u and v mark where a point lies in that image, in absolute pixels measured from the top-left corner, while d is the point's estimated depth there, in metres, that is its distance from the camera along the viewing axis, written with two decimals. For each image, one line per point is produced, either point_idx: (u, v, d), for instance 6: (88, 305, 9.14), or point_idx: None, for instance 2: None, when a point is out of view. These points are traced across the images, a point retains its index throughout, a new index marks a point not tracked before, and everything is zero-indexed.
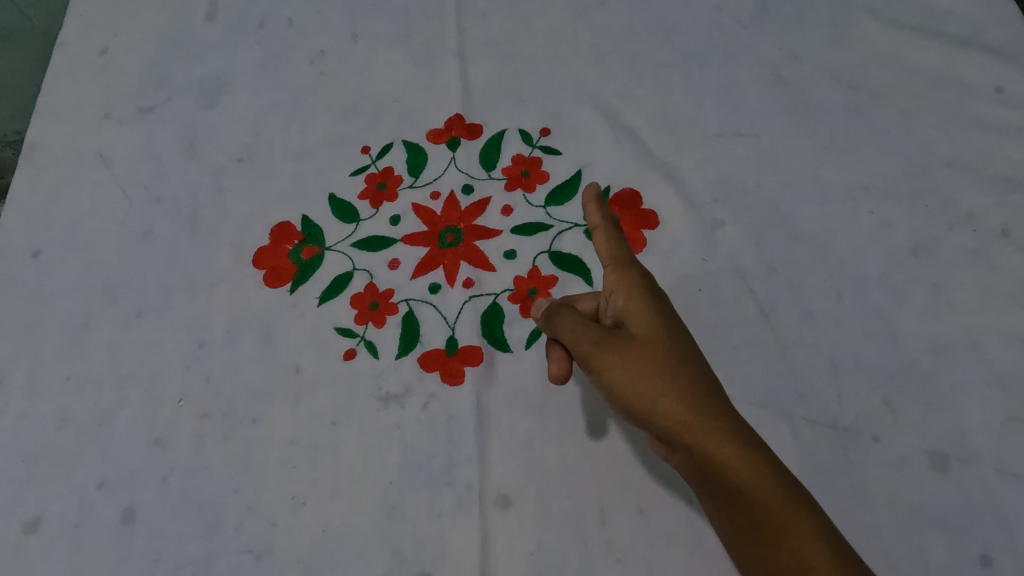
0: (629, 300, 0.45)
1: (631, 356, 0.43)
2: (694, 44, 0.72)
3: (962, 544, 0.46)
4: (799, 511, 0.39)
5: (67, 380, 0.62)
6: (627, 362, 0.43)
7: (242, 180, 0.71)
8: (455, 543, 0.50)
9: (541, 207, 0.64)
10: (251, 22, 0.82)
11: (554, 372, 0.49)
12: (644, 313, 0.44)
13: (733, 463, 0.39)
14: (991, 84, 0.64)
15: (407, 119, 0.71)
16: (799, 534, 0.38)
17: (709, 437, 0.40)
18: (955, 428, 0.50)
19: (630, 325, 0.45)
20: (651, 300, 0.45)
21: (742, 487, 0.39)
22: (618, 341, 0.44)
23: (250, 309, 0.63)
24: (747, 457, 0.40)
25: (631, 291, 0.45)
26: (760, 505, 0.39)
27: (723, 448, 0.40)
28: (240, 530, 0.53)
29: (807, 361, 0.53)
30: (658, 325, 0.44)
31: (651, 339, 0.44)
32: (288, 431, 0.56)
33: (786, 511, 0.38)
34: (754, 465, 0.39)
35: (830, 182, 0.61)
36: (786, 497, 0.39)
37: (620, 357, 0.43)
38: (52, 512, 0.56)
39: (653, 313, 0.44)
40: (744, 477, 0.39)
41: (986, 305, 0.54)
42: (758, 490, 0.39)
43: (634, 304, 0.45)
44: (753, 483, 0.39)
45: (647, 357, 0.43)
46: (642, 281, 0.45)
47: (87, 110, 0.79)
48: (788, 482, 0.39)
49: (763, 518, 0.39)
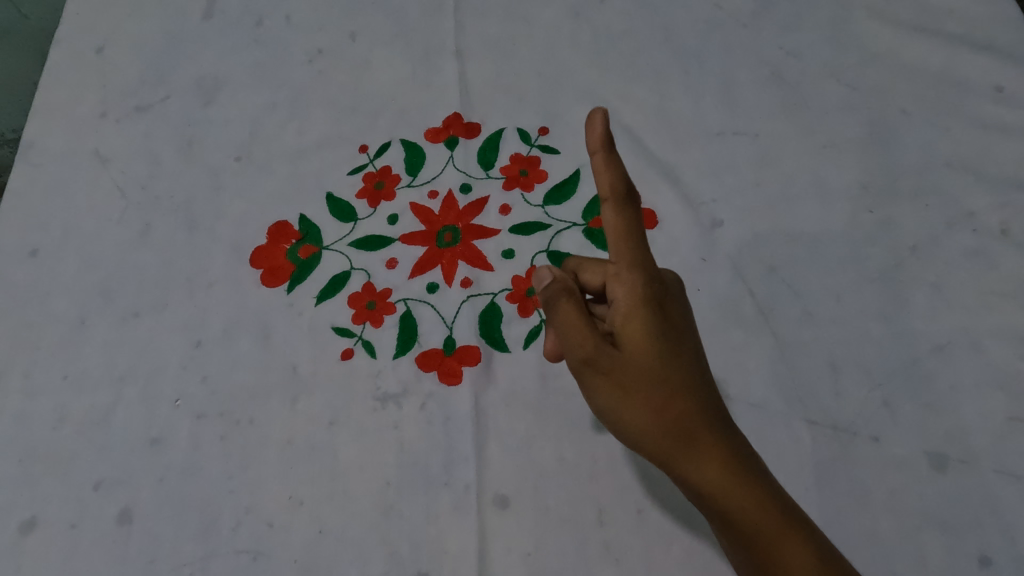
0: (628, 309, 0.40)
1: (623, 376, 0.40)
2: (694, 42, 0.71)
3: (962, 544, 0.46)
4: (795, 547, 0.38)
5: (63, 380, 0.61)
6: (618, 383, 0.41)
7: (239, 178, 0.70)
8: (453, 543, 0.50)
9: (540, 206, 0.64)
10: (249, 20, 0.82)
11: (549, 349, 0.48)
12: (641, 326, 0.40)
13: (725, 496, 0.39)
14: (990, 82, 0.64)
15: (405, 118, 0.71)
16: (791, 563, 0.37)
17: (701, 468, 0.39)
18: (955, 428, 0.49)
19: (624, 337, 0.41)
20: (653, 310, 0.40)
21: (733, 518, 0.39)
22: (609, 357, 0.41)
23: (247, 308, 0.62)
24: (739, 486, 0.39)
25: (630, 298, 0.40)
26: (752, 537, 0.38)
27: (716, 480, 0.39)
28: (237, 531, 0.53)
29: (807, 361, 0.53)
30: (656, 341, 0.40)
31: (647, 357, 0.40)
32: (285, 431, 0.56)
33: (779, 547, 0.38)
34: (747, 499, 0.38)
35: (829, 181, 0.61)
36: (779, 532, 0.38)
37: (611, 377, 0.41)
38: (48, 512, 0.55)
39: (652, 327, 0.40)
40: (737, 510, 0.39)
41: (986, 304, 0.54)
42: (751, 524, 0.38)
43: (632, 315, 0.40)
44: (745, 517, 0.38)
45: (641, 379, 0.40)
46: (644, 287, 0.40)
47: (84, 109, 0.78)
48: (784, 515, 0.38)
49: (755, 550, 0.38)
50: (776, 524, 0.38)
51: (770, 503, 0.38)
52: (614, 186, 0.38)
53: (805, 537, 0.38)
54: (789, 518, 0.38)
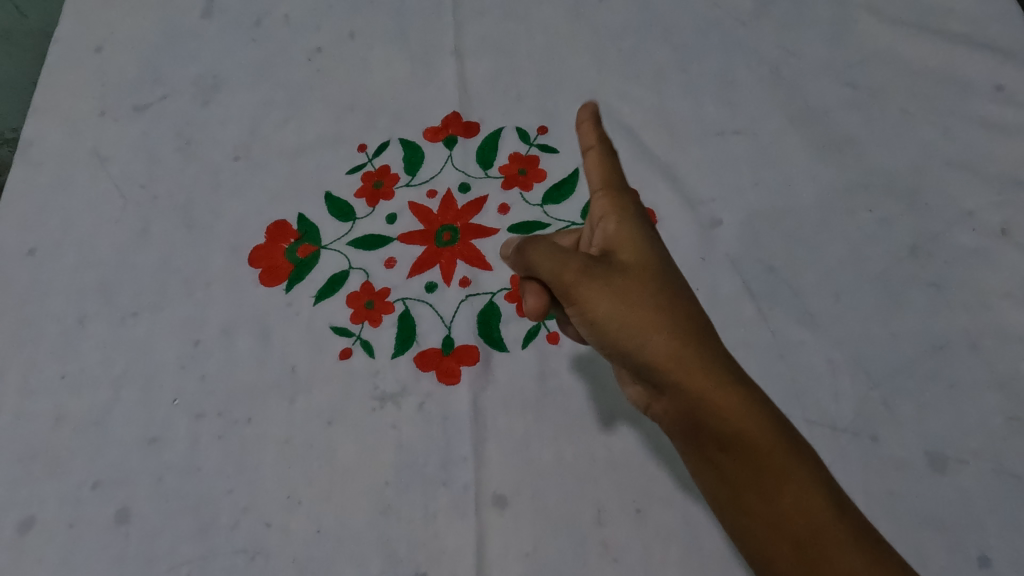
0: (619, 229, 0.45)
1: (621, 289, 0.43)
2: (693, 41, 0.71)
3: (961, 545, 0.46)
4: (797, 465, 0.40)
5: (61, 379, 0.61)
6: (616, 295, 0.42)
7: (238, 178, 0.70)
8: (451, 543, 0.50)
9: (538, 205, 0.63)
10: (248, 20, 0.82)
11: (532, 305, 0.48)
12: (633, 243, 0.45)
13: (727, 406, 0.41)
14: (991, 82, 0.64)
15: (404, 118, 0.71)
16: (795, 478, 0.40)
17: (706, 380, 0.41)
18: (954, 429, 0.49)
19: (618, 254, 0.45)
20: (640, 231, 0.45)
21: (737, 429, 0.40)
22: (605, 272, 0.43)
23: (246, 308, 0.62)
24: (740, 403, 0.41)
25: (622, 219, 0.45)
26: (754, 447, 0.40)
27: (720, 390, 0.41)
28: (235, 530, 0.52)
29: (806, 361, 0.53)
30: (647, 257, 0.44)
31: (641, 269, 0.44)
32: (283, 430, 0.56)
33: (779, 454, 0.40)
34: (749, 407, 0.41)
35: (829, 180, 0.61)
36: (779, 441, 0.40)
37: (609, 290, 0.43)
38: (46, 512, 0.55)
39: (642, 245, 0.45)
40: (740, 428, 0.40)
41: (986, 304, 0.53)
42: (753, 433, 0.40)
43: (623, 234, 0.45)
44: (748, 428, 0.40)
45: (638, 290, 0.43)
46: (632, 210, 0.46)
47: (82, 108, 0.78)
48: (782, 434, 0.41)
49: (758, 462, 0.40)
50: (775, 431, 0.41)
51: (767, 421, 0.41)
52: (600, 136, 0.45)
53: (803, 456, 0.41)
54: (785, 439, 0.41)
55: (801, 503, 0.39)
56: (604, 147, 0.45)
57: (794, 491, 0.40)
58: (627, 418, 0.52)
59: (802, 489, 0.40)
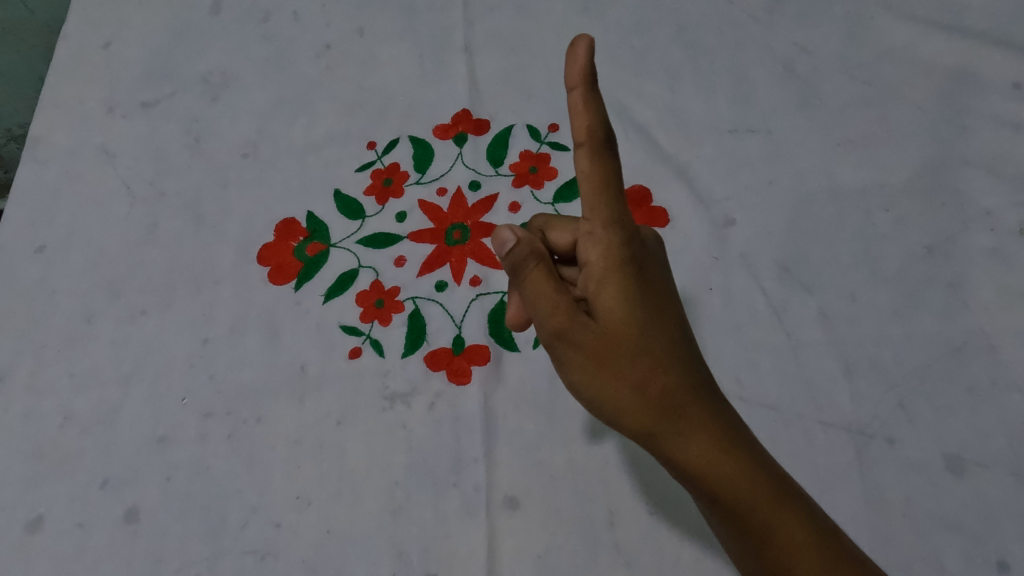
0: (603, 279, 0.41)
1: (599, 352, 0.41)
2: (706, 38, 0.70)
3: (979, 550, 0.45)
4: (792, 524, 0.39)
5: (69, 377, 0.61)
6: (594, 359, 0.41)
7: (247, 175, 0.70)
8: (461, 545, 0.49)
9: (550, 203, 0.63)
10: (256, 16, 0.81)
11: (512, 317, 0.49)
12: (616, 297, 0.40)
13: (713, 469, 0.40)
14: (1009, 79, 0.63)
15: (415, 115, 0.71)
16: (783, 538, 0.39)
17: (688, 442, 0.40)
18: (972, 431, 0.48)
19: (602, 298, 0.41)
20: (630, 277, 0.40)
21: (725, 492, 0.39)
22: (583, 331, 0.40)
23: (255, 307, 0.62)
24: (729, 463, 0.40)
25: (608, 255, 0.40)
26: (741, 509, 0.39)
27: (703, 452, 0.40)
28: (244, 530, 0.52)
29: (821, 361, 0.52)
30: (632, 312, 0.40)
31: (626, 321, 0.40)
32: (292, 429, 0.55)
33: (769, 520, 0.39)
34: (735, 472, 0.40)
35: (844, 180, 0.60)
36: (770, 500, 0.39)
37: (587, 353, 0.41)
38: (54, 511, 0.55)
39: (629, 300, 0.40)
40: (727, 485, 0.39)
41: (1005, 306, 0.52)
42: (736, 500, 0.39)
43: (607, 286, 0.41)
44: (736, 489, 0.39)
45: (618, 355, 0.40)
46: (621, 251, 0.40)
47: (91, 105, 0.78)
48: (774, 489, 0.40)
49: (746, 520, 0.39)
50: (766, 495, 0.39)
51: (758, 476, 0.40)
52: (592, 131, 0.36)
53: (800, 510, 0.40)
54: (780, 496, 0.40)
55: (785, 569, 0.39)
56: (594, 156, 0.37)
57: (782, 555, 0.39)
58: None
59: (791, 549, 0.39)
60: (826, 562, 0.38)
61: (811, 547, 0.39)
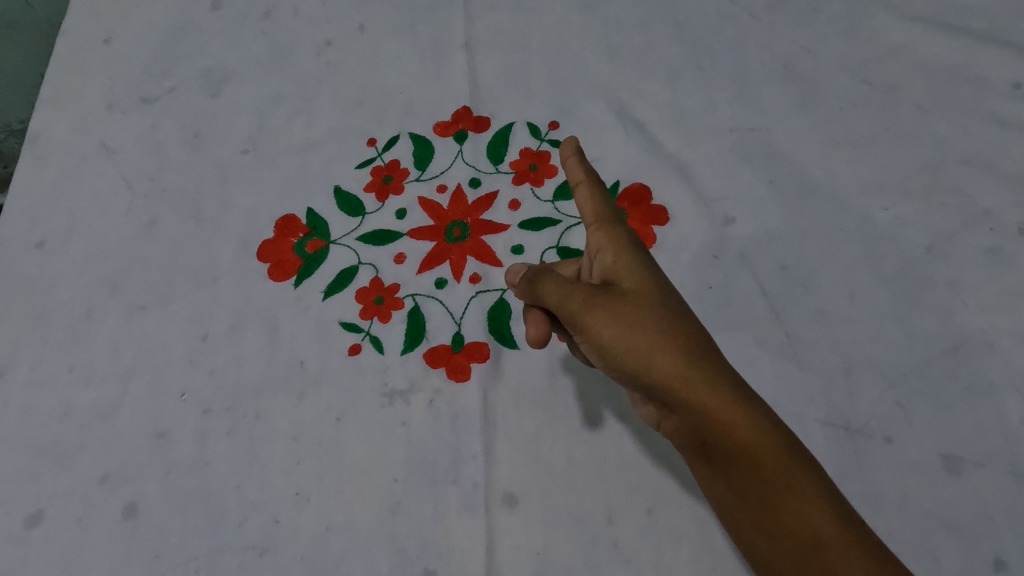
0: (616, 259, 0.46)
1: (623, 315, 0.44)
2: (707, 36, 0.70)
3: (976, 549, 0.45)
4: (805, 476, 0.41)
5: (69, 373, 0.61)
6: (619, 319, 0.44)
7: (246, 171, 0.70)
8: (460, 541, 0.49)
9: (549, 201, 0.63)
10: (256, 12, 0.81)
11: (533, 334, 0.49)
12: (631, 269, 0.46)
13: (733, 422, 0.41)
14: (1009, 79, 0.63)
15: (415, 111, 0.71)
16: (798, 492, 0.40)
17: (708, 396, 0.42)
18: (970, 430, 0.49)
19: (619, 282, 0.46)
20: (641, 262, 0.46)
21: (743, 445, 0.41)
22: (607, 298, 0.44)
23: (255, 303, 0.62)
24: (747, 415, 0.42)
25: (618, 247, 0.47)
26: (758, 461, 0.41)
27: (723, 406, 0.42)
28: (243, 525, 0.52)
29: (819, 361, 0.52)
30: (647, 281, 0.45)
31: (642, 296, 0.45)
32: (292, 426, 0.55)
33: (786, 470, 0.40)
34: (753, 424, 0.41)
35: (844, 179, 0.60)
36: (785, 452, 0.41)
37: (612, 315, 0.44)
38: (54, 506, 0.55)
39: (643, 278, 0.46)
40: (747, 437, 0.41)
41: (1004, 305, 0.53)
42: (758, 448, 0.41)
43: (620, 262, 0.46)
44: (753, 439, 0.41)
45: (639, 315, 0.44)
46: (627, 237, 0.47)
47: (91, 101, 0.78)
48: (788, 441, 0.41)
49: (765, 473, 0.41)
50: (782, 448, 0.41)
51: (773, 430, 0.41)
52: (587, 169, 0.48)
53: (811, 465, 0.41)
54: (793, 447, 0.41)
55: (810, 518, 0.39)
56: (592, 180, 0.48)
57: (801, 507, 0.40)
58: (639, 421, 0.52)
59: (806, 500, 0.40)
60: (837, 512, 0.40)
61: (822, 499, 0.40)
